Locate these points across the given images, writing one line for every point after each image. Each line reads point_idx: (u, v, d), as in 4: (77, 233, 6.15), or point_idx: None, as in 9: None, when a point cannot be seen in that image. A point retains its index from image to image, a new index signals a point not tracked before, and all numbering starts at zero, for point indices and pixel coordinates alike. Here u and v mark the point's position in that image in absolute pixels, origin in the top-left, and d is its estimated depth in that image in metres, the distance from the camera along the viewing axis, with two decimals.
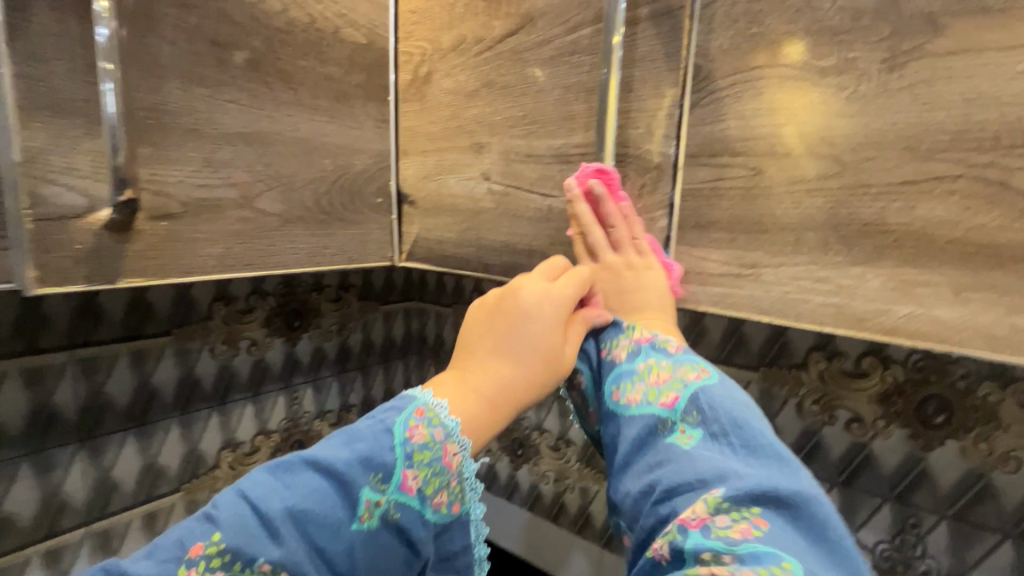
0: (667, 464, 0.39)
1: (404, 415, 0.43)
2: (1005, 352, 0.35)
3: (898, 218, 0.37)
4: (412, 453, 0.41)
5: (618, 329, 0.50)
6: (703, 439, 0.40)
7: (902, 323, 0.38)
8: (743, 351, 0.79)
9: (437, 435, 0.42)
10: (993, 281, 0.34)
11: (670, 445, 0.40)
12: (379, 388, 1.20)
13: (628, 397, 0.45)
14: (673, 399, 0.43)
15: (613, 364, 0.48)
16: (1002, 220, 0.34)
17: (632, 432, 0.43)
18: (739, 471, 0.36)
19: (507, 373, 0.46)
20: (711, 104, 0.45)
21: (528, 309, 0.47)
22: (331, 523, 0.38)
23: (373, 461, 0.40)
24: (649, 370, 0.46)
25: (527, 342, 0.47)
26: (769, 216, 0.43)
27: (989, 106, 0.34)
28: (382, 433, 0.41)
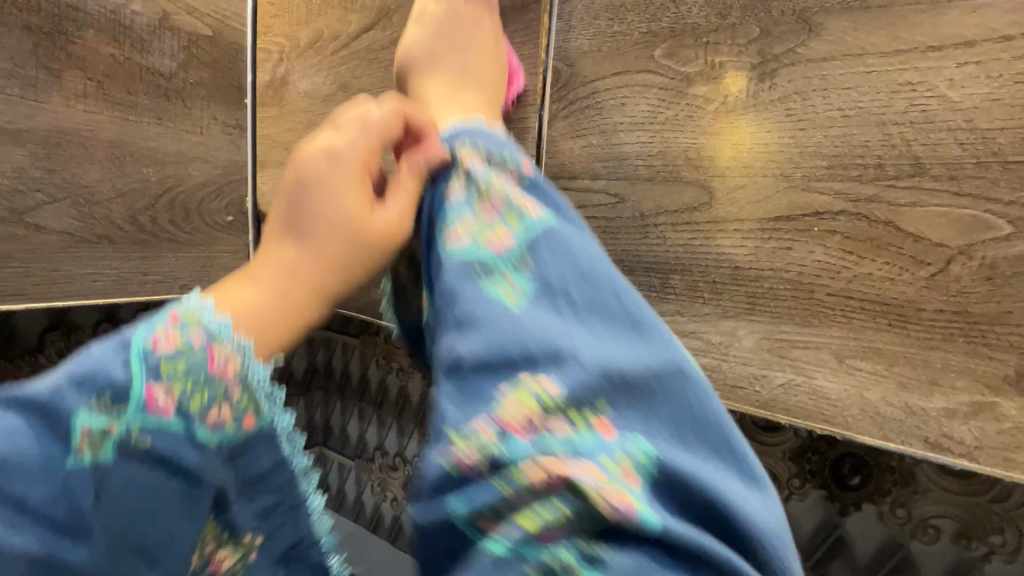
0: (487, 334, 0.25)
1: (150, 321, 0.26)
2: (897, 441, 0.27)
3: (772, 263, 0.30)
4: (155, 364, 0.24)
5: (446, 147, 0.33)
6: (542, 299, 0.26)
7: (779, 395, 0.30)
8: None
9: (192, 337, 0.25)
10: (879, 346, 0.27)
11: (491, 303, 0.26)
12: None
13: (450, 235, 0.30)
14: (512, 243, 0.28)
15: (437, 198, 0.32)
16: (891, 270, 0.27)
17: (444, 282, 0.28)
18: (588, 350, 0.24)
19: (302, 258, 0.31)
20: (570, 116, 0.37)
21: (306, 169, 0.32)
22: (27, 473, 0.22)
23: (96, 376, 0.24)
24: (479, 199, 0.30)
25: (312, 215, 0.31)
26: (631, 253, 0.35)
27: (870, 126, 0.27)
28: (113, 347, 0.25)
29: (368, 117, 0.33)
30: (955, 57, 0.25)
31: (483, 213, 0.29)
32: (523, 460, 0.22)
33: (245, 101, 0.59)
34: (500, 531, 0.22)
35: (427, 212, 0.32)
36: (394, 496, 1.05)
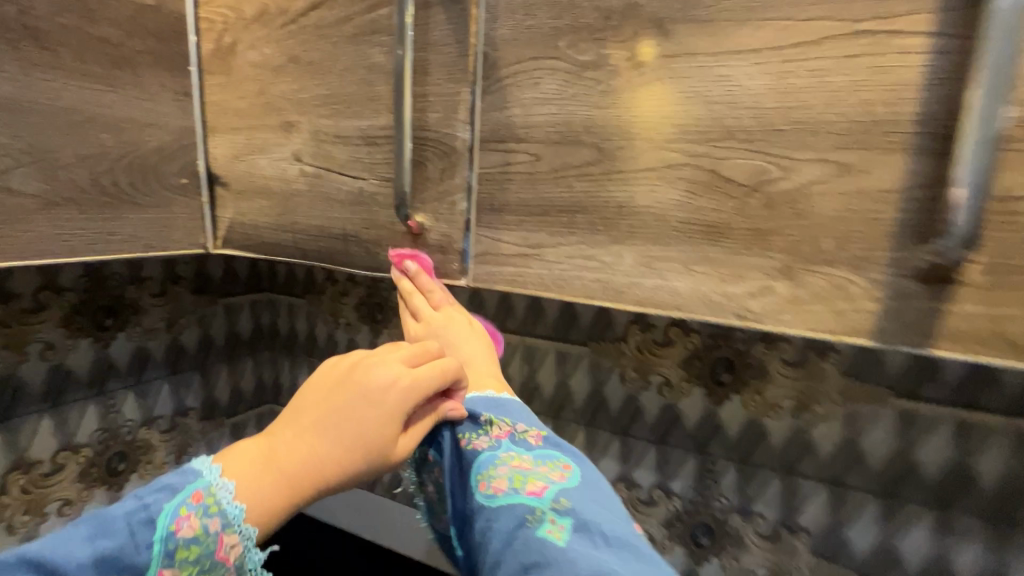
0: (541, 563, 0.38)
1: (178, 501, 0.38)
2: (716, 315, 0.42)
3: (643, 201, 0.43)
4: (174, 551, 0.37)
5: (473, 420, 0.49)
6: (575, 531, 0.39)
7: (650, 294, 0.44)
8: (575, 328, 0.86)
9: (210, 527, 0.38)
10: (708, 254, 0.41)
11: (541, 539, 0.39)
12: (224, 387, 1.12)
13: (495, 489, 0.43)
14: (545, 485, 0.43)
15: (473, 453, 0.47)
16: (715, 202, 0.41)
17: (501, 526, 0.41)
18: (615, 567, 0.37)
19: (328, 463, 0.42)
20: (498, 91, 0.48)
21: (372, 395, 0.44)
22: None
23: (119, 558, 0.35)
24: (511, 456, 0.46)
25: (356, 430, 0.43)
26: (549, 198, 0.47)
27: (701, 104, 0.40)
28: (138, 526, 0.37)
29: (431, 370, 0.46)
30: (748, 59, 0.38)
31: (520, 471, 0.44)
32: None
33: (191, 69, 0.63)
34: None
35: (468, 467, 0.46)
36: None
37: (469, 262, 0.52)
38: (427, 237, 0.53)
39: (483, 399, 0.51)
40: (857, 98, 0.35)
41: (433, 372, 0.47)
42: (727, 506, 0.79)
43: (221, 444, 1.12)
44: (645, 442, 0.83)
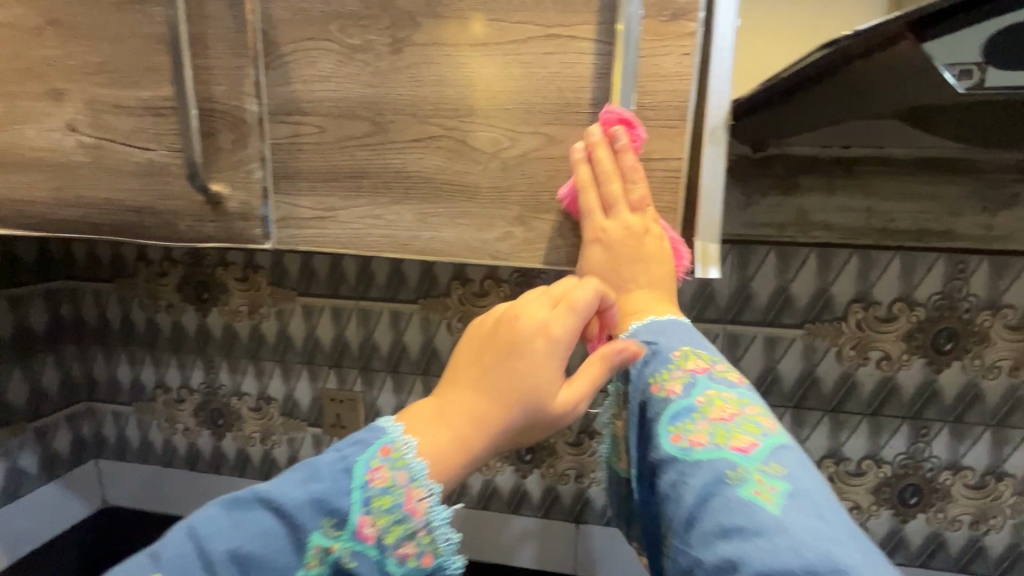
0: (749, 526, 0.31)
1: (369, 452, 0.40)
2: (475, 257, 0.54)
3: (413, 166, 0.52)
4: (371, 499, 0.38)
5: (665, 360, 0.43)
6: (791, 499, 0.33)
7: (427, 244, 0.54)
8: (404, 288, 0.94)
9: (399, 479, 0.39)
10: (466, 208, 0.53)
11: (745, 499, 0.33)
12: (20, 388, 1.00)
13: (689, 439, 0.37)
14: (751, 445, 0.36)
15: (665, 400, 0.41)
16: (466, 166, 0.52)
17: (695, 480, 0.35)
18: (852, 560, 0.29)
19: (493, 417, 0.42)
20: (280, 67, 0.52)
21: (526, 348, 0.43)
22: (277, 567, 0.37)
23: (326, 502, 0.38)
24: (711, 405, 0.39)
25: (510, 382, 0.43)
26: (336, 166, 0.54)
27: (449, 86, 0.50)
28: (341, 475, 0.39)
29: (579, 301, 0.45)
30: (479, 53, 0.49)
31: (718, 418, 0.38)
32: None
33: None
34: None
35: (659, 416, 0.40)
36: (185, 427, 1.10)
37: (271, 228, 0.56)
38: (226, 206, 0.56)
39: (659, 335, 0.46)
40: (554, 87, 0.48)
41: (583, 303, 0.45)
42: None
43: (25, 452, 1.02)
44: None
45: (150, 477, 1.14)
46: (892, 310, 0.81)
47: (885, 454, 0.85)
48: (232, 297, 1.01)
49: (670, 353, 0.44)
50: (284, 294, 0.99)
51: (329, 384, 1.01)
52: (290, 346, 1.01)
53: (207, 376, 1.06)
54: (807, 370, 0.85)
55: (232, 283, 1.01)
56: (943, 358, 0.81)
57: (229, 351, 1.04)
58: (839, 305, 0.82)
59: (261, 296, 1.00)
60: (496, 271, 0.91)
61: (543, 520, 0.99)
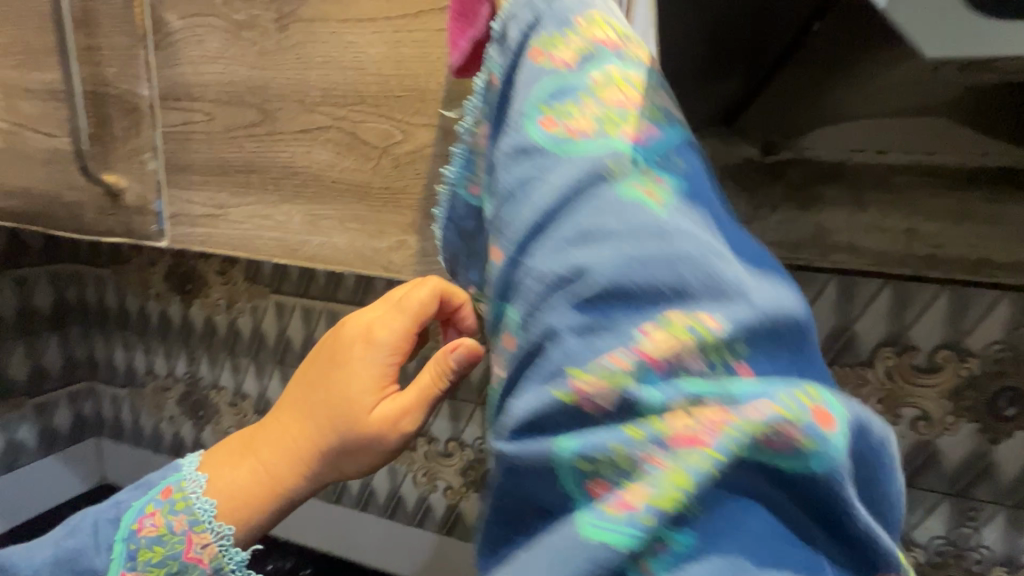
0: (626, 253, 0.23)
1: (145, 503, 0.44)
2: (367, 268, 0.45)
3: (301, 161, 0.45)
4: (137, 550, 0.42)
5: (558, 19, 0.29)
6: (681, 198, 0.25)
7: (317, 250, 0.46)
8: (371, 291, 0.88)
9: (170, 528, 0.42)
10: (357, 211, 0.44)
11: (629, 212, 0.25)
12: (22, 364, 1.05)
13: (568, 128, 0.27)
14: (650, 135, 0.26)
15: (546, 70, 0.28)
16: (357, 163, 0.43)
17: (563, 178, 0.26)
18: (742, 279, 0.22)
19: (307, 442, 0.43)
20: (169, 47, 0.47)
21: (348, 359, 0.42)
22: None
23: (85, 558, 0.42)
24: (607, 85, 0.27)
25: (328, 398, 0.42)
26: (224, 158, 0.47)
27: (337, 69, 0.42)
28: (112, 527, 0.43)
29: (410, 305, 0.40)
30: (369, 27, 0.40)
31: (611, 100, 0.27)
32: (660, 408, 0.21)
33: None
34: (602, 502, 0.21)
35: (531, 89, 0.28)
36: (170, 414, 1.10)
37: (165, 224, 0.51)
38: (123, 198, 0.52)
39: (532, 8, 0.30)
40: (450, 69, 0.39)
41: (417, 302, 0.40)
42: None
43: (24, 425, 1.06)
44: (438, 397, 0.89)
45: (139, 460, 1.15)
46: (935, 359, 0.65)
47: (918, 536, 0.69)
48: (212, 289, 1.00)
49: (568, 14, 0.29)
50: (258, 290, 0.96)
51: None
52: (263, 344, 0.98)
53: (190, 367, 1.06)
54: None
55: (212, 276, 0.99)
56: (1001, 426, 0.64)
57: (210, 344, 1.03)
58: (864, 347, 0.67)
59: (238, 290, 0.98)
60: None
61: None
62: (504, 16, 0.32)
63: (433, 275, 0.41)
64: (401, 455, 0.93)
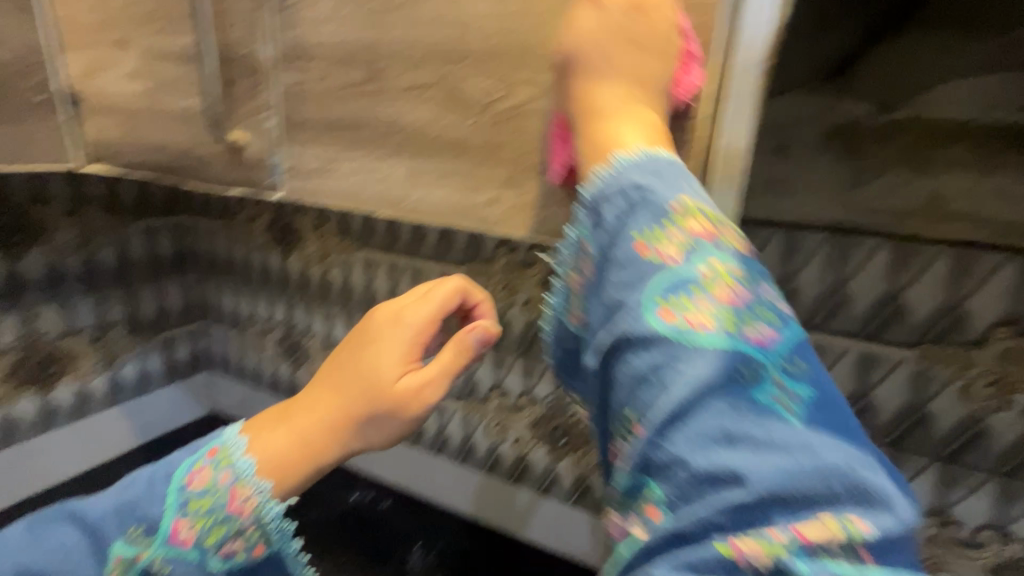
0: (760, 438, 0.32)
1: (193, 459, 0.47)
2: (462, 222, 0.47)
3: (404, 119, 0.47)
4: (187, 502, 0.45)
5: (660, 212, 0.37)
6: (805, 405, 0.34)
7: (417, 204, 0.49)
8: (452, 249, 0.92)
9: (219, 480, 0.45)
10: (455, 166, 0.46)
11: (763, 404, 0.33)
12: (149, 303, 1.19)
13: (693, 322, 0.35)
14: (767, 336, 0.35)
15: (661, 267, 0.36)
16: (457, 120, 0.45)
17: (702, 373, 0.33)
18: (835, 455, 0.32)
19: (336, 409, 0.49)
20: (288, 10, 0.50)
21: (380, 335, 0.52)
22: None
23: (134, 510, 0.44)
24: (714, 281, 0.35)
25: (357, 371, 0.50)
26: (334, 115, 0.51)
27: (442, 27, 0.44)
28: (161, 480, 0.46)
29: (437, 294, 0.54)
30: None
31: (723, 297, 0.35)
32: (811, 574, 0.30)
33: None
34: None
35: (648, 284, 0.36)
36: (269, 355, 1.22)
37: (278, 178, 0.56)
38: (244, 153, 0.57)
39: (623, 196, 0.39)
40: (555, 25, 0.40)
41: (438, 296, 0.54)
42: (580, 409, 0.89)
43: (153, 356, 1.22)
44: (512, 354, 0.92)
45: (242, 394, 1.29)
46: None
47: (1020, 530, 0.64)
48: (307, 242, 1.08)
49: (666, 204, 0.37)
50: (348, 245, 1.03)
51: None
52: (351, 295, 1.06)
53: (287, 313, 1.16)
54: (913, 402, 0.66)
55: (307, 230, 1.07)
56: None
57: (304, 292, 1.12)
58: (976, 326, 0.62)
59: (330, 244, 1.05)
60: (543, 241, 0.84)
61: (575, 508, 0.93)
62: (605, 196, 0.39)
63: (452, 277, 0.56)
64: (475, 405, 0.99)
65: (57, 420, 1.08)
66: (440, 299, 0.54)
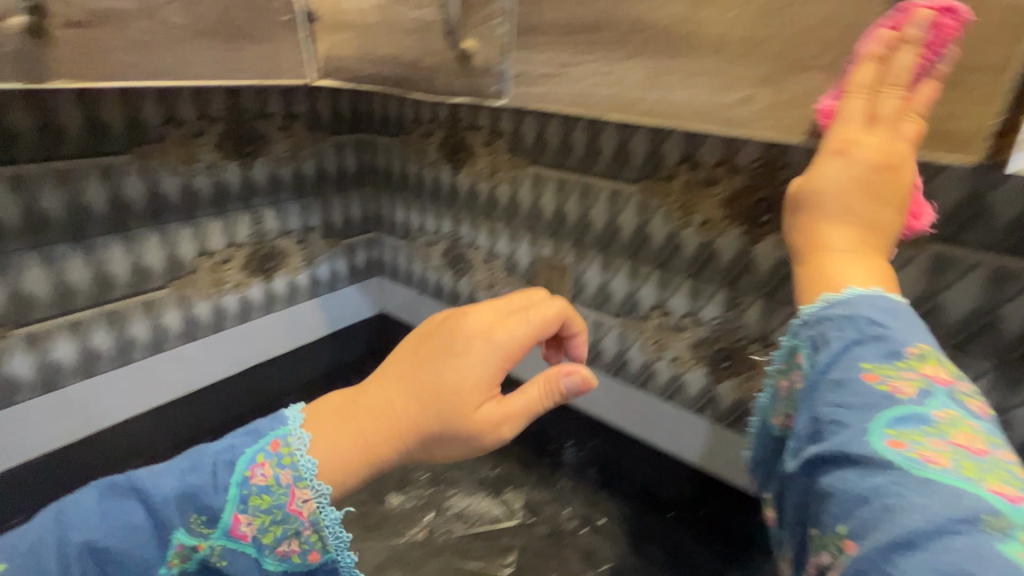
0: None
1: (253, 452, 0.49)
2: (706, 123, 0.47)
3: (652, 16, 0.47)
4: (248, 497, 0.47)
5: (896, 351, 0.42)
6: None
7: (654, 105, 0.49)
8: (628, 167, 0.93)
9: (283, 478, 0.48)
10: (706, 64, 0.46)
11: (1014, 557, 0.29)
12: (338, 213, 1.35)
13: (919, 450, 0.36)
14: (1017, 499, 0.33)
15: (891, 395, 0.40)
16: (716, 13, 0.44)
17: (927, 501, 0.32)
18: None
19: (413, 418, 0.52)
20: None
21: (467, 350, 0.54)
22: (141, 560, 0.45)
23: (195, 499, 0.47)
24: (952, 427, 0.38)
25: (442, 384, 0.52)
26: (574, 16, 0.52)
27: None
28: (223, 468, 0.48)
29: (535, 316, 0.57)
30: None
31: (958, 440, 0.37)
32: None
33: None
34: None
35: (879, 407, 0.39)
36: (435, 265, 1.35)
37: (506, 85, 0.59)
38: (473, 62, 0.61)
39: (849, 324, 0.46)
40: None
41: (540, 317, 0.57)
42: (748, 335, 0.88)
43: (341, 259, 1.39)
44: (680, 275, 0.93)
45: (408, 297, 1.46)
46: None
47: None
48: (478, 159, 1.14)
49: (904, 348, 0.43)
50: (519, 161, 1.07)
51: (546, 251, 1.09)
52: (517, 211, 1.11)
53: (454, 226, 1.26)
54: (983, 305, 0.66)
55: (479, 147, 1.13)
56: None
57: (472, 207, 1.20)
58: None
59: (501, 161, 1.10)
60: (731, 158, 0.82)
61: (728, 430, 0.95)
62: (835, 325, 0.47)
63: (538, 294, 0.60)
64: (633, 322, 1.02)
65: (277, 303, 1.28)
66: (549, 318, 0.57)
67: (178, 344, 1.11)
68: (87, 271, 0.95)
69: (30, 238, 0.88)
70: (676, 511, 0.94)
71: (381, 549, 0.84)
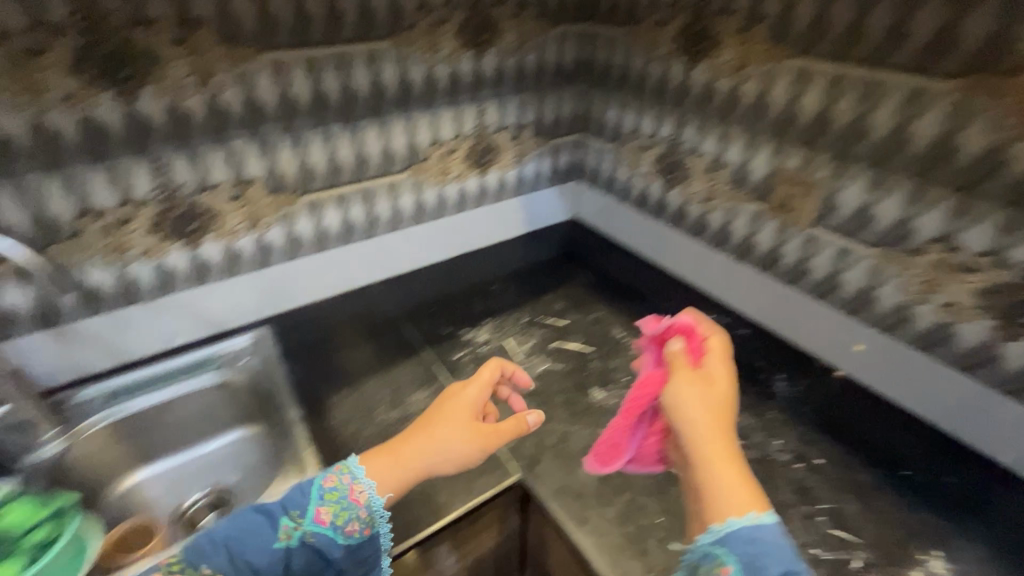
0: None
1: (326, 472, 0.68)
2: None
3: None
4: (325, 494, 0.65)
5: None
6: None
7: None
8: (948, 56, 0.73)
9: (346, 480, 0.66)
10: None
11: None
12: (551, 111, 1.33)
13: None
14: None
15: None
16: None
17: None
18: None
19: (432, 445, 0.70)
20: None
21: (458, 398, 0.74)
22: (258, 543, 0.60)
23: (291, 498, 0.64)
24: None
25: (445, 426, 0.72)
26: None
27: None
28: (305, 484, 0.66)
29: (486, 371, 0.78)
30: None
31: None
32: None
33: None
34: None
35: None
36: (643, 172, 1.27)
37: None
38: None
39: (772, 553, 0.53)
40: None
41: (491, 373, 0.78)
42: None
43: (547, 159, 1.39)
44: (993, 203, 0.74)
45: (606, 206, 1.43)
46: None
47: None
48: (725, 50, 0.99)
49: None
50: (780, 52, 0.91)
51: (792, 161, 0.95)
52: (763, 114, 0.97)
53: (675, 130, 1.15)
54: None
55: (728, 35, 0.98)
56: None
57: (704, 108, 1.08)
58: None
59: (755, 51, 0.95)
60: None
61: (1003, 397, 0.81)
62: (756, 543, 0.53)
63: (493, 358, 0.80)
64: (898, 254, 0.86)
65: (488, 198, 1.35)
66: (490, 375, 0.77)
67: (409, 224, 1.24)
68: (351, 151, 1.08)
69: (315, 117, 1.01)
70: (910, 472, 0.86)
71: (588, 435, 0.88)
